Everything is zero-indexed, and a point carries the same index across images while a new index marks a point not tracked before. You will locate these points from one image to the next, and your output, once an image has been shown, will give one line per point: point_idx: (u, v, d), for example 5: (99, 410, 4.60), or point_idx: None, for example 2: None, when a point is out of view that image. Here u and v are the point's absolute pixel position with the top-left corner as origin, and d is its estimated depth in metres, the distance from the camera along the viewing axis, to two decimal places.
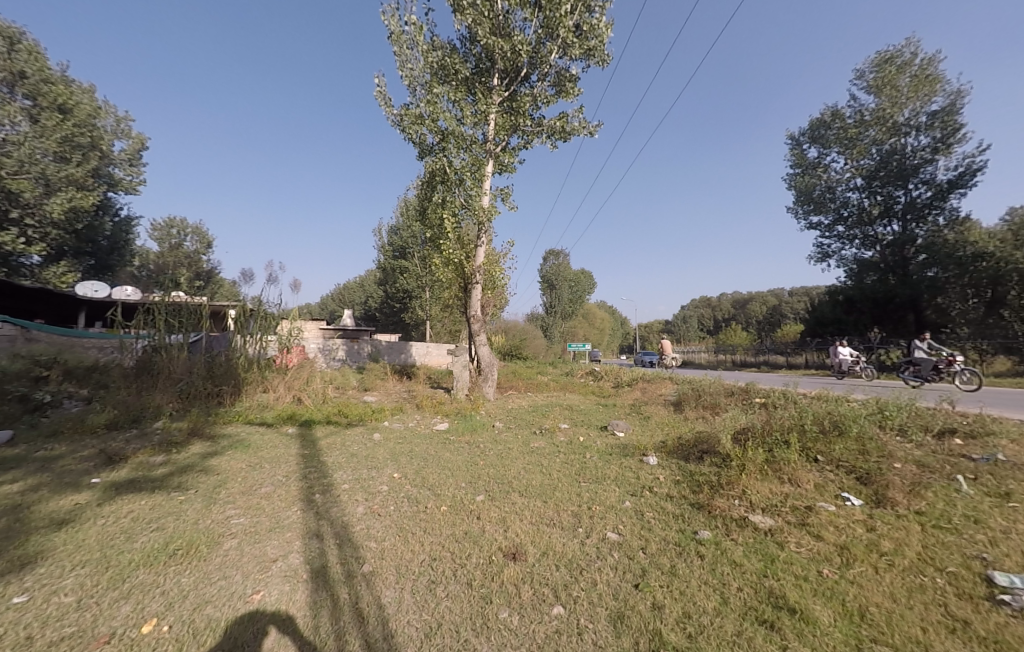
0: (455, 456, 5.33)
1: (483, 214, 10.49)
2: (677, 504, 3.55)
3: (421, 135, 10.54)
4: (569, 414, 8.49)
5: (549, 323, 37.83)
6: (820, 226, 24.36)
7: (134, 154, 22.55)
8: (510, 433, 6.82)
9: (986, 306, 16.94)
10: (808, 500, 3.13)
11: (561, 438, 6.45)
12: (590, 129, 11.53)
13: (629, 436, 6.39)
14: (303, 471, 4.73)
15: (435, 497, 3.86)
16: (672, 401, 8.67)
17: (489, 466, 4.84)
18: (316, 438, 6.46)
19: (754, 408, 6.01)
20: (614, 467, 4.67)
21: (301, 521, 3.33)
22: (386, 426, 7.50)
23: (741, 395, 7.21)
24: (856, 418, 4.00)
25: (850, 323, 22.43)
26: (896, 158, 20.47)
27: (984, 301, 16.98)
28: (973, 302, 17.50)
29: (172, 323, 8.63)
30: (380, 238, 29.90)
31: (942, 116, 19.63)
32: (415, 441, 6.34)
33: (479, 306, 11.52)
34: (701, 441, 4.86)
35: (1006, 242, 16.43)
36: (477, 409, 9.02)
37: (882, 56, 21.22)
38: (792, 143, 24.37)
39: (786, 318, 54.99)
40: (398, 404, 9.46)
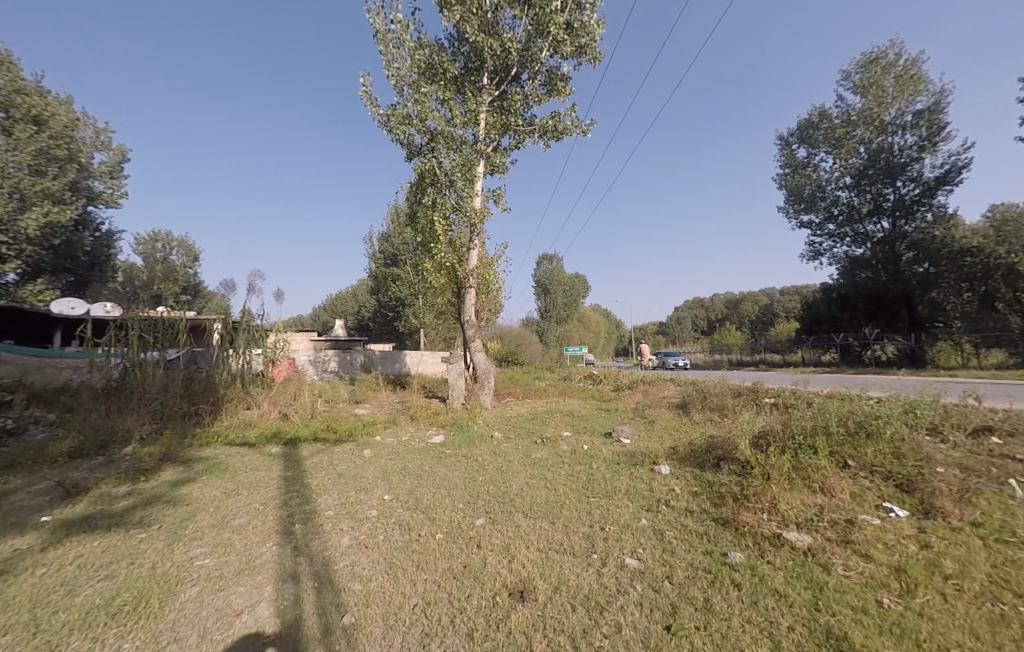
0: (452, 472, 4.95)
1: (474, 216, 10.22)
2: (698, 520, 3.18)
3: (409, 137, 10.26)
4: (571, 420, 8.13)
5: (544, 327, 37.67)
6: (811, 224, 24.45)
7: (115, 166, 22.00)
8: (510, 443, 6.45)
9: (980, 300, 16.99)
10: (848, 513, 2.78)
11: (563, 446, 6.08)
12: (583, 128, 11.35)
13: (635, 443, 6.04)
14: (283, 496, 4.33)
15: (429, 522, 3.47)
16: (677, 403, 8.35)
17: (489, 482, 4.48)
18: (302, 457, 6.03)
19: (767, 409, 5.70)
20: (623, 478, 4.31)
21: (276, 559, 2.94)
22: (377, 440, 7.07)
23: (749, 395, 6.94)
24: (885, 419, 3.69)
25: (844, 320, 22.46)
26: (884, 156, 20.63)
27: (977, 295, 17.02)
28: (967, 296, 17.49)
29: (147, 340, 8.18)
30: (370, 246, 29.59)
31: (928, 114, 19.84)
32: (408, 457, 5.94)
33: (473, 312, 11.15)
34: (716, 447, 4.52)
35: (989, 237, 16.42)
36: (474, 418, 8.65)
37: (867, 56, 21.50)
38: (781, 143, 24.51)
39: (778, 316, 55.49)
40: (391, 417, 9.04)
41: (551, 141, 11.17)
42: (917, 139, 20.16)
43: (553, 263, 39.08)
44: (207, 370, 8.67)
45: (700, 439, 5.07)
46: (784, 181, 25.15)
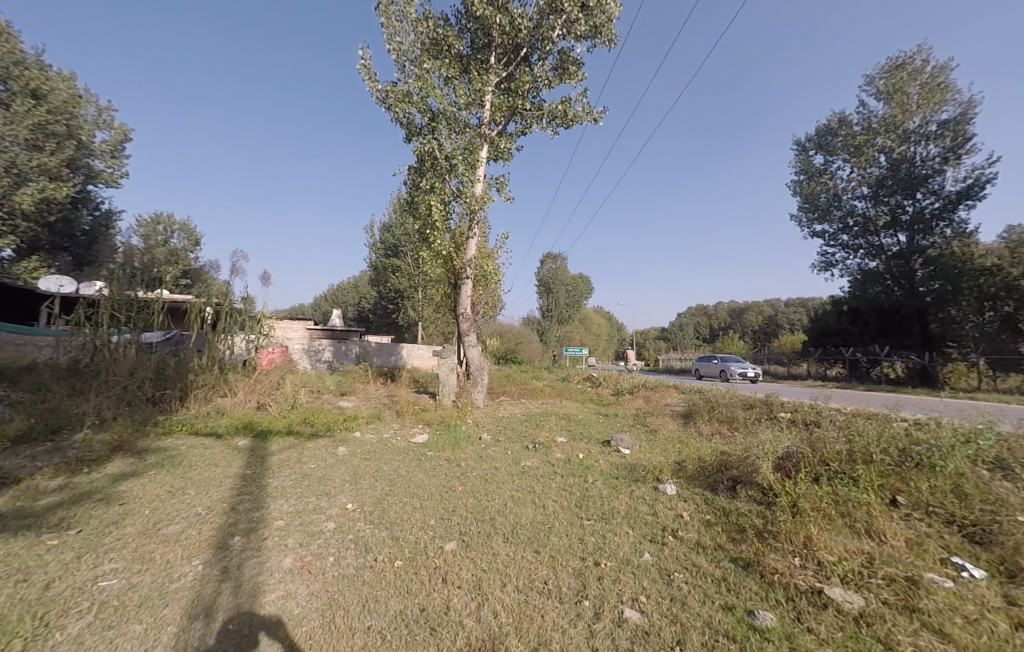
0: (429, 479, 4.40)
1: (475, 202, 9.64)
2: (713, 559, 2.64)
3: (409, 116, 9.72)
4: (567, 425, 7.56)
5: (545, 327, 37.21)
6: (824, 235, 23.80)
7: (117, 145, 21.42)
8: (498, 447, 5.90)
9: (1001, 320, 16.31)
10: (907, 568, 2.26)
11: (557, 455, 5.50)
12: (595, 115, 10.77)
13: (635, 454, 5.49)
14: (234, 499, 3.78)
15: (391, 543, 2.91)
16: (681, 413, 7.77)
17: (469, 495, 3.90)
18: (268, 453, 5.46)
19: (787, 426, 5.14)
20: (623, 498, 3.75)
21: (195, 584, 2.35)
22: (356, 437, 6.52)
23: (761, 409, 6.39)
24: (939, 452, 3.16)
25: (856, 334, 21.83)
26: (904, 166, 19.92)
27: (999, 315, 16.31)
28: (989, 315, 16.73)
29: (118, 318, 7.61)
30: (371, 235, 29.09)
31: (954, 124, 19.10)
32: (384, 458, 5.36)
33: (470, 305, 10.46)
34: (730, 466, 3.98)
35: (1004, 259, 16.02)
36: (464, 417, 8.11)
37: (894, 61, 20.73)
38: (798, 148, 23.80)
39: (782, 328, 54.92)
40: (376, 411, 8.53)
41: (561, 128, 10.62)
42: (942, 150, 19.42)
43: (557, 262, 38.50)
44: (183, 353, 8.13)
45: (712, 454, 4.53)
46: (799, 188, 24.43)
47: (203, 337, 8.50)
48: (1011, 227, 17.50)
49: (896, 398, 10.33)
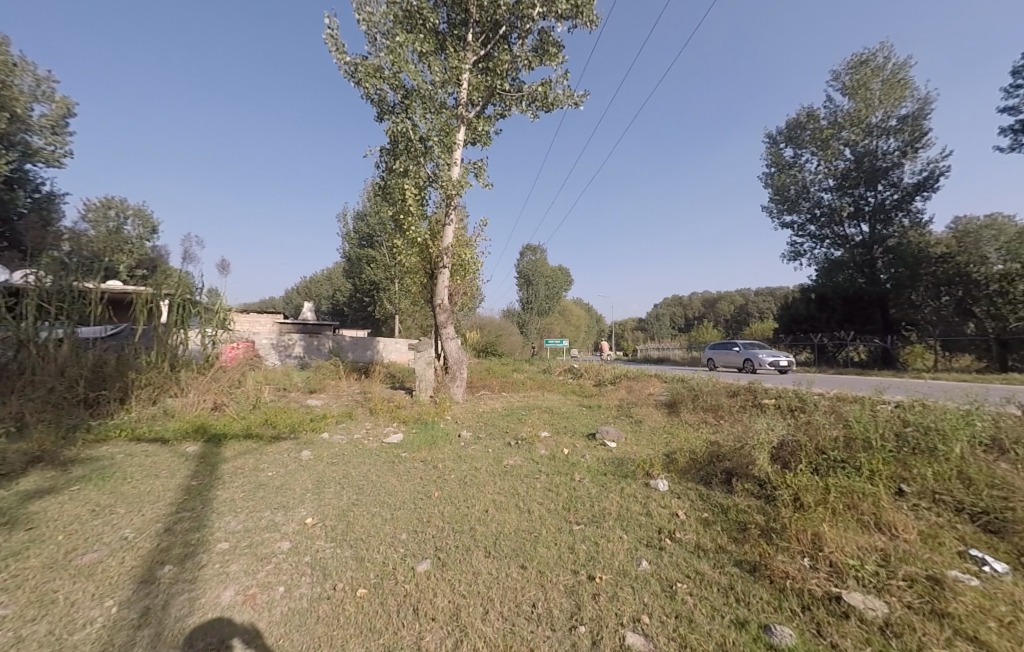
0: (402, 484, 4.03)
1: (452, 186, 9.12)
2: (716, 565, 2.38)
3: (381, 92, 9.09)
4: (550, 418, 7.29)
5: (525, 319, 36.99)
6: (793, 226, 24.42)
7: (58, 120, 19.41)
8: (479, 445, 5.56)
9: (956, 304, 16.85)
10: (927, 564, 2.03)
11: (541, 451, 5.20)
12: (575, 99, 10.41)
13: (621, 447, 5.28)
14: (169, 519, 3.35)
15: (355, 565, 2.55)
16: (665, 403, 7.62)
17: (445, 501, 3.55)
18: (221, 462, 4.94)
19: (775, 413, 5.01)
20: (613, 498, 3.48)
21: (103, 634, 1.93)
22: (324, 439, 6.05)
23: (746, 397, 6.27)
24: (939, 435, 2.97)
25: (823, 320, 22.47)
26: (868, 159, 20.55)
27: (954, 299, 16.88)
28: (945, 299, 17.33)
29: (48, 310, 6.78)
30: (345, 225, 27.91)
31: (911, 119, 19.84)
32: (353, 462, 4.92)
33: (447, 295, 9.94)
34: (724, 459, 3.75)
35: (951, 246, 17.17)
36: (442, 413, 7.71)
37: (857, 57, 21.24)
38: (769, 141, 24.18)
39: (752, 317, 56.83)
40: (347, 410, 8.01)
41: (541, 112, 10.22)
42: (900, 144, 20.08)
43: (537, 253, 38.23)
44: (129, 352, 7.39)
45: (703, 444, 4.32)
46: (769, 180, 24.87)
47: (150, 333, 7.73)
48: (956, 218, 18.11)
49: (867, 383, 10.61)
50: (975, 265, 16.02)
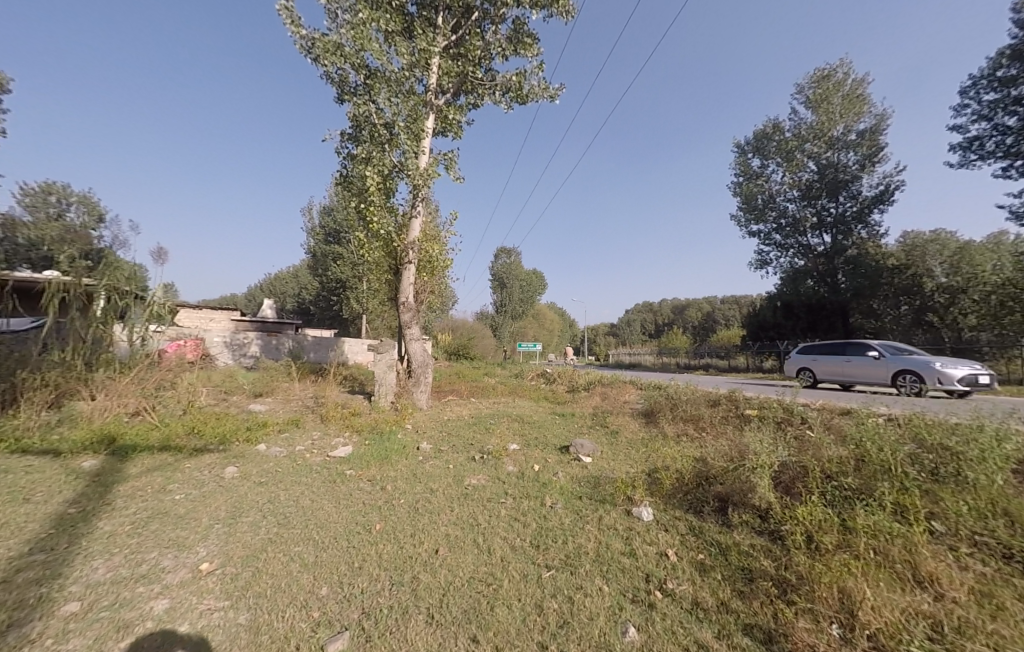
0: (338, 513, 3.33)
1: (420, 176, 8.44)
2: (722, 634, 1.85)
3: (342, 72, 8.33)
4: (520, 428, 6.72)
5: (499, 323, 36.43)
6: (760, 234, 25.12)
7: None
8: (440, 460, 4.93)
9: (915, 313, 18.10)
10: (994, 641, 1.59)
11: (508, 468, 4.61)
12: (551, 93, 9.98)
13: (597, 464, 4.77)
14: (14, 565, 2.51)
15: (247, 641, 1.86)
16: (641, 412, 7.22)
17: (387, 536, 2.89)
18: (121, 480, 4.03)
19: (764, 427, 4.65)
20: (590, 531, 2.94)
21: None
22: (260, 451, 5.21)
23: (727, 408, 5.92)
24: (959, 458, 2.62)
25: (788, 328, 22.73)
26: (831, 171, 21.43)
27: (913, 308, 18.11)
28: (904, 308, 18.51)
29: None
30: (310, 218, 26.51)
31: (870, 134, 20.79)
32: (286, 481, 4.15)
33: (413, 292, 9.18)
34: (715, 482, 3.31)
35: (902, 258, 18.85)
36: (403, 421, 7.00)
37: (819, 72, 21.98)
38: (738, 151, 24.77)
39: (718, 325, 58.75)
40: (295, 416, 7.13)
41: (515, 104, 9.71)
42: (861, 157, 20.96)
43: (511, 257, 37.91)
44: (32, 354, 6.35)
45: (691, 462, 3.86)
46: (738, 189, 25.43)
47: (64, 328, 6.66)
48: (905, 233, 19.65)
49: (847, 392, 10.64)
50: (924, 275, 17.96)
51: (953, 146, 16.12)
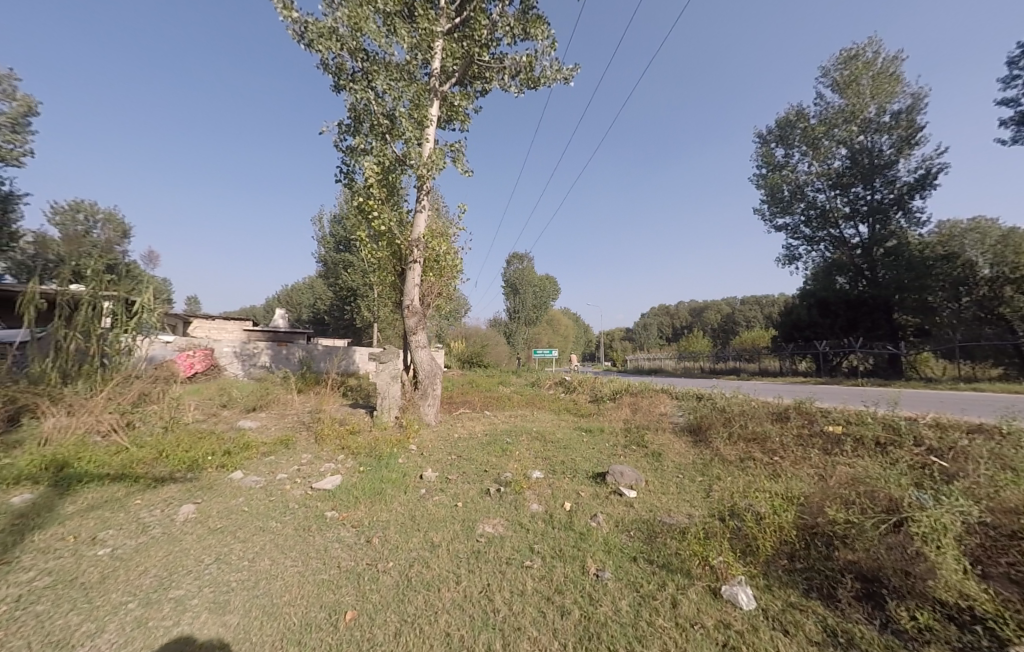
0: (300, 587, 2.37)
1: (424, 165, 7.62)
2: None
3: (339, 60, 7.64)
4: (542, 449, 5.75)
5: (512, 329, 35.45)
6: (787, 228, 23.66)
7: (22, 120, 13.52)
8: (448, 494, 4.01)
9: (978, 305, 15.58)
10: None
11: (532, 507, 3.66)
12: (565, 75, 9.11)
13: (646, 503, 3.79)
14: None
15: None
16: (684, 428, 6.16)
17: (360, 639, 1.92)
18: (47, 522, 3.17)
19: (875, 460, 3.71)
20: (670, 629, 1.96)
21: None
22: (234, 479, 4.35)
23: (800, 426, 4.89)
24: None
25: (825, 326, 21.25)
26: (864, 156, 19.87)
27: (975, 300, 15.62)
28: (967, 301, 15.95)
29: None
30: (320, 228, 26.40)
31: (905, 114, 19.24)
32: (251, 524, 3.25)
33: (418, 295, 8.33)
34: (844, 549, 2.33)
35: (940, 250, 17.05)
36: (408, 441, 6.13)
37: (846, 52, 20.69)
38: (759, 140, 23.43)
39: (739, 328, 56.52)
40: (287, 434, 6.30)
41: (525, 88, 8.83)
42: (895, 141, 19.47)
43: (524, 262, 37.16)
44: (7, 367, 5.74)
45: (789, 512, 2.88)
46: (762, 181, 24.04)
47: (47, 339, 6.20)
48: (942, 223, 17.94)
49: (991, 402, 8.37)
50: (967, 272, 15.71)
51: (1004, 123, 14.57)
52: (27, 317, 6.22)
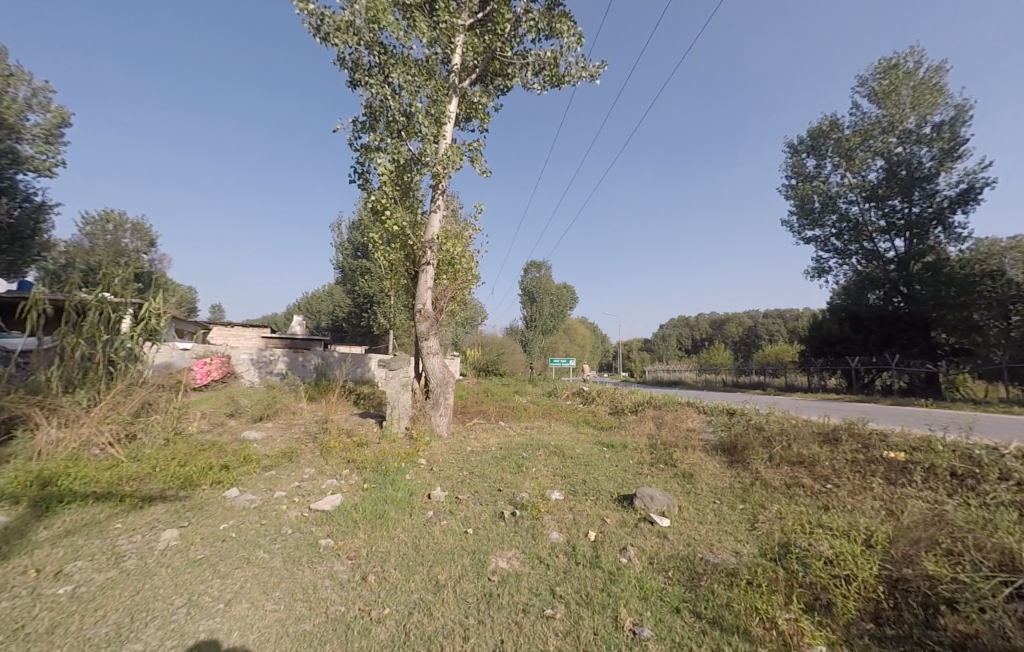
0: (277, 641, 1.99)
1: (440, 162, 7.37)
2: None
3: (355, 54, 7.52)
4: (561, 466, 5.29)
5: (528, 337, 34.98)
6: (816, 240, 22.70)
7: (55, 131, 14.03)
8: (456, 519, 3.61)
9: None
10: None
11: (553, 537, 3.23)
12: (590, 72, 8.80)
13: (682, 535, 3.31)
14: None
15: None
16: (717, 447, 5.62)
17: None
18: (17, 549, 2.90)
19: (960, 500, 3.14)
20: None
21: None
22: (228, 498, 4.06)
23: (854, 450, 4.29)
24: None
25: (858, 342, 20.13)
26: (903, 169, 18.77)
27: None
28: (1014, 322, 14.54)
29: None
30: (339, 234, 26.73)
31: (948, 126, 18.22)
32: (236, 552, 2.92)
33: (431, 300, 8.05)
34: (960, 622, 1.81)
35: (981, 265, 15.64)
36: (418, 454, 5.77)
37: (886, 62, 19.92)
38: (790, 150, 22.72)
39: (762, 340, 54.76)
40: (291, 446, 6.03)
41: (548, 86, 8.57)
42: (936, 153, 18.33)
43: (541, 270, 36.81)
44: (7, 376, 5.62)
45: (867, 563, 2.35)
46: (791, 191, 23.18)
47: (53, 350, 6.08)
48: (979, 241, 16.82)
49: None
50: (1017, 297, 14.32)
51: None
52: (34, 325, 6.13)
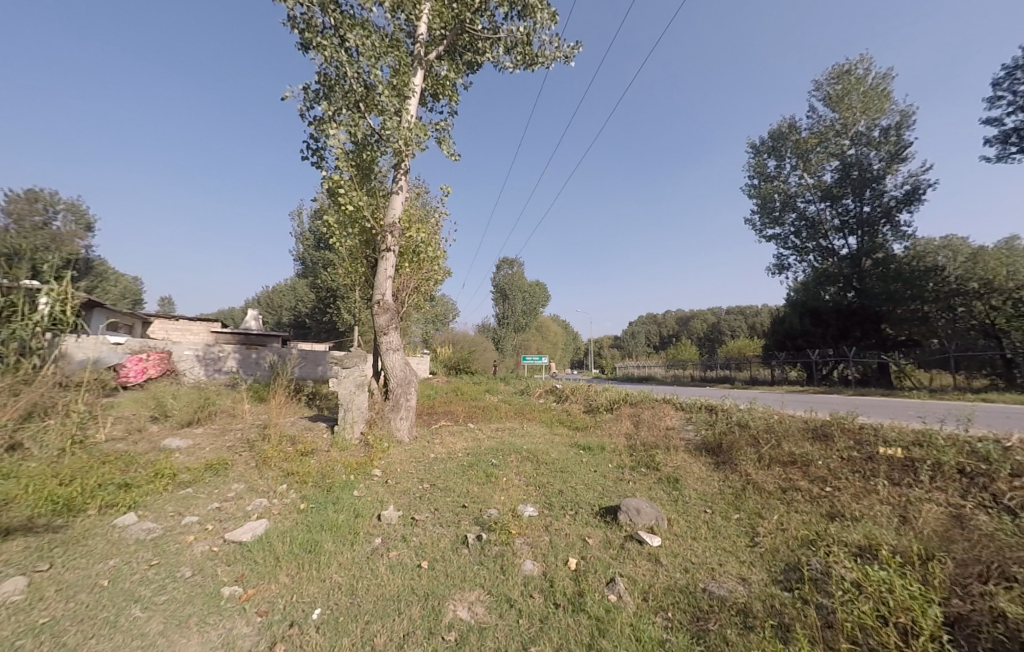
0: None
1: (404, 140, 6.60)
2: None
3: (308, 14, 6.65)
4: (535, 474, 4.71)
5: (501, 334, 34.47)
6: (777, 238, 23.37)
7: None
8: (407, 549, 2.96)
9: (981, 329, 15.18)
10: None
11: (526, 569, 2.65)
12: (565, 54, 8.30)
13: (677, 555, 2.81)
14: None
15: None
16: (699, 447, 5.21)
17: None
18: None
19: (982, 508, 2.80)
20: None
21: None
22: (117, 530, 3.23)
23: (849, 449, 3.98)
24: None
25: (818, 335, 20.70)
26: (855, 170, 19.53)
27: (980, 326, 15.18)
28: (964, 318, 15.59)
29: None
30: (299, 223, 25.15)
31: (893, 130, 19.13)
32: (98, 616, 2.16)
33: (392, 290, 7.27)
34: None
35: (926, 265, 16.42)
36: (373, 464, 5.04)
37: (838, 67, 20.64)
38: (752, 151, 23.25)
39: (724, 337, 56.92)
40: (220, 456, 5.16)
41: (520, 66, 7.99)
42: (884, 156, 19.18)
43: (513, 267, 36.25)
44: None
45: (915, 597, 1.89)
46: (754, 191, 23.76)
47: None
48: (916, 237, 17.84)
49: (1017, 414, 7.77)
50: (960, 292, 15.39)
51: (986, 140, 13.29)
52: None
